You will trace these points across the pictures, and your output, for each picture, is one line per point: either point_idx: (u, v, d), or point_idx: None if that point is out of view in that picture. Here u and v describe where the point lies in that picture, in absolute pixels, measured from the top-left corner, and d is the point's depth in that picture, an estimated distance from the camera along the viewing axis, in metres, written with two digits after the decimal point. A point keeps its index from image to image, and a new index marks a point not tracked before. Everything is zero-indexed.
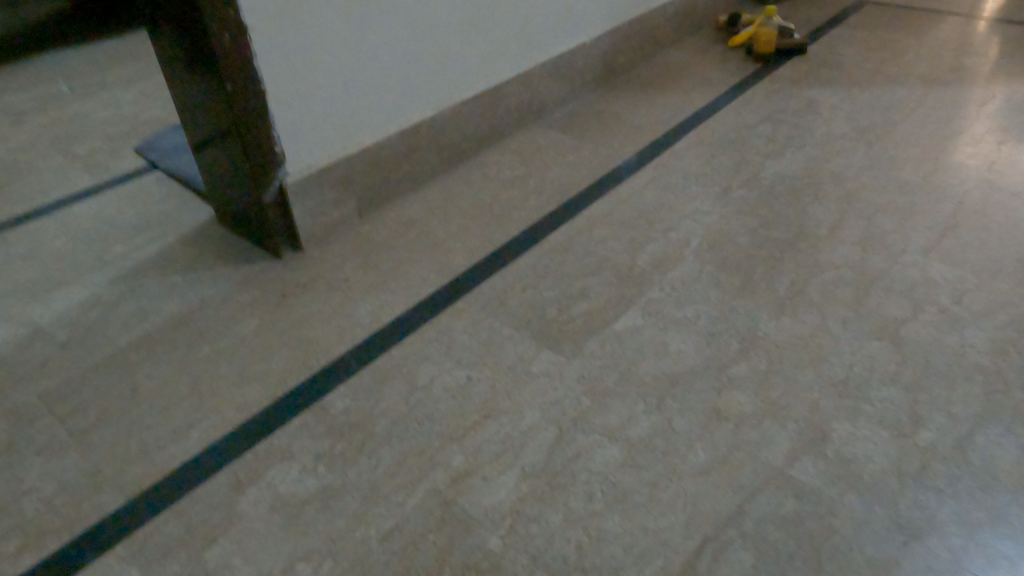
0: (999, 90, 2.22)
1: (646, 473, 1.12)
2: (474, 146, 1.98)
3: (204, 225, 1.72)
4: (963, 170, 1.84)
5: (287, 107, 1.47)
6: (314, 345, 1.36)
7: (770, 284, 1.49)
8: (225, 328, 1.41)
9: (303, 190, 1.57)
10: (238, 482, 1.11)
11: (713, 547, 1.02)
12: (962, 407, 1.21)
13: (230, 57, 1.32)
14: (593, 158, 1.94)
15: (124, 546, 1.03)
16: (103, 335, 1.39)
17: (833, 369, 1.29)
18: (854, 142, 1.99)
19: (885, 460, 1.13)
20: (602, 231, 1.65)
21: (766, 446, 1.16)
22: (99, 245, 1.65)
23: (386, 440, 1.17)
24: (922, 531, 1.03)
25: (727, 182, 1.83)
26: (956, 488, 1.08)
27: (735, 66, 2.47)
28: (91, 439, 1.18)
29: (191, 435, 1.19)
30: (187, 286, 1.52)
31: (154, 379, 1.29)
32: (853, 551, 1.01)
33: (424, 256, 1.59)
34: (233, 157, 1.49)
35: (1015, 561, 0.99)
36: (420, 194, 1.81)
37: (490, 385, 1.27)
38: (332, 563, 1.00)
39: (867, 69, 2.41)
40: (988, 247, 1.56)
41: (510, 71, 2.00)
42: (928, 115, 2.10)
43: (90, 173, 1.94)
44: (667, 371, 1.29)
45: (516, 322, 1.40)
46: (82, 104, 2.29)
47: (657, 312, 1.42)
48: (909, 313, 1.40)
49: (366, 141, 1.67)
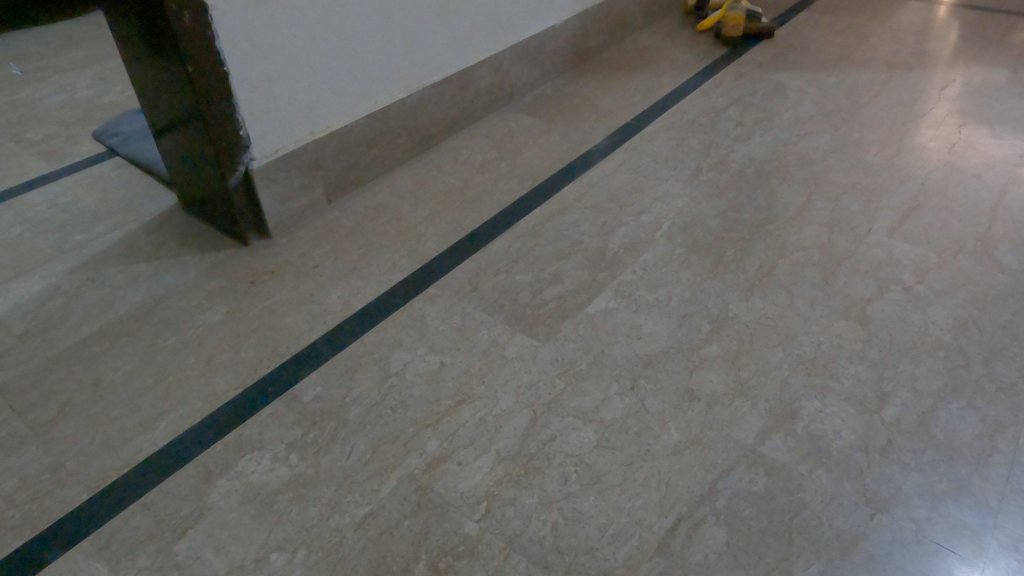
0: (961, 73, 2.25)
1: (620, 455, 1.12)
2: (446, 132, 1.96)
3: (170, 213, 1.70)
4: (925, 152, 1.86)
5: (252, 89, 1.45)
6: (285, 333, 1.35)
7: (739, 265, 1.49)
8: (193, 317, 1.39)
9: (270, 176, 1.55)
10: (209, 473, 1.11)
11: (686, 526, 1.02)
12: (925, 383, 1.22)
13: (191, 39, 1.29)
14: (566, 143, 1.94)
15: (90, 542, 1.02)
16: (64, 327, 1.37)
17: (801, 347, 1.30)
18: (822, 125, 2.01)
19: (854, 435, 1.14)
20: (574, 215, 1.65)
21: (737, 424, 1.17)
22: (64, 238, 1.61)
23: (359, 428, 1.17)
24: (889, 504, 1.04)
25: (698, 164, 1.83)
26: (921, 461, 1.10)
27: (705, 50, 2.47)
28: (53, 434, 1.17)
29: (161, 428, 1.18)
30: (154, 274, 1.50)
31: (122, 372, 1.28)
32: (821, 526, 1.02)
33: (395, 242, 1.58)
34: (196, 141, 1.47)
35: (978, 530, 1.01)
36: (393, 182, 1.79)
37: (463, 370, 1.27)
38: (307, 552, 1.00)
39: (833, 53, 2.43)
40: (949, 226, 1.59)
41: (479, 54, 1.99)
42: (893, 98, 2.12)
43: (47, 159, 1.90)
44: (639, 353, 1.29)
45: (488, 307, 1.40)
46: (42, 94, 2.23)
47: (629, 294, 1.42)
48: (874, 292, 1.41)
49: (333, 125, 1.66)
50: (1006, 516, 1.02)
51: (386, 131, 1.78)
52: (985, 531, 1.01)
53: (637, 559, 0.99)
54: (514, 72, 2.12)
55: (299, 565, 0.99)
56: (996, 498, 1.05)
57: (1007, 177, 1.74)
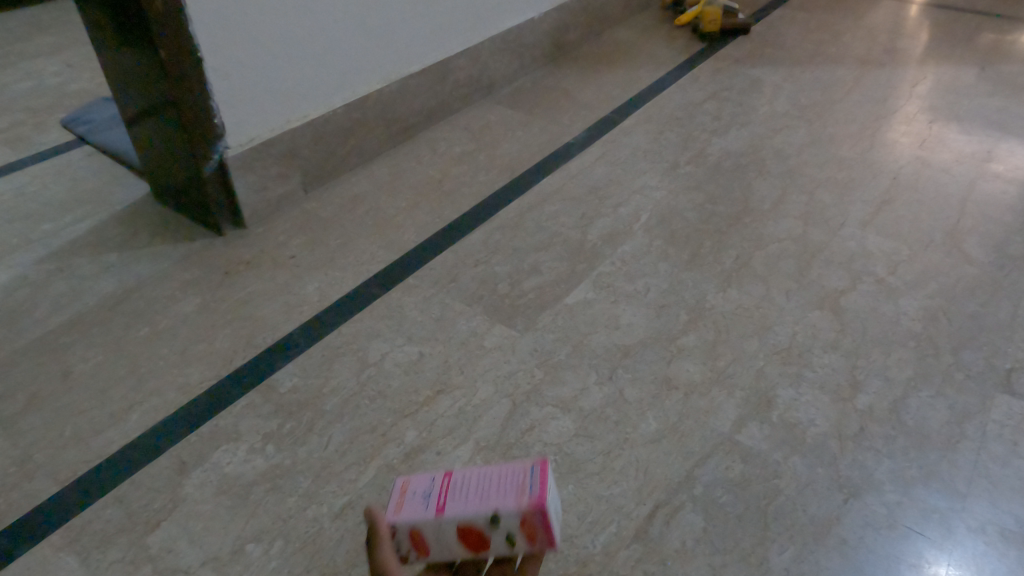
0: (931, 71, 2.30)
1: (599, 443, 1.13)
2: (425, 123, 1.95)
3: (143, 202, 1.67)
4: (897, 147, 1.89)
5: (228, 76, 1.43)
6: (260, 324, 1.33)
7: (716, 257, 1.51)
8: (167, 307, 1.37)
9: (245, 165, 1.53)
10: (184, 464, 1.09)
11: (664, 512, 1.03)
12: (896, 371, 1.25)
13: (165, 23, 1.27)
14: (545, 136, 1.93)
15: (60, 535, 0.99)
16: (32, 318, 1.34)
17: (777, 337, 1.32)
18: (798, 119, 2.03)
19: (827, 422, 1.16)
20: (553, 207, 1.65)
21: (713, 413, 1.18)
22: (32, 227, 1.57)
23: (337, 418, 1.16)
24: (861, 489, 1.06)
25: (676, 158, 1.84)
26: (892, 448, 1.12)
27: (683, 45, 2.48)
28: (21, 427, 1.14)
29: (133, 419, 1.15)
30: (126, 264, 1.47)
31: (93, 363, 1.25)
32: (796, 511, 1.04)
33: (373, 232, 1.57)
34: (170, 130, 1.45)
35: (946, 513, 1.03)
36: (371, 172, 1.78)
37: (442, 361, 1.26)
38: (283, 543, 0.99)
39: (809, 49, 2.46)
40: (919, 220, 1.62)
41: (457, 46, 1.98)
42: (865, 94, 2.16)
43: (13, 148, 1.85)
44: (618, 343, 1.30)
45: (467, 298, 1.40)
46: (7, 80, 2.17)
47: (608, 285, 1.43)
48: (847, 283, 1.44)
49: (310, 114, 1.64)
50: (973, 499, 1.05)
51: (364, 120, 1.77)
52: (953, 514, 1.03)
53: (615, 545, 0.99)
54: (493, 64, 2.12)
55: (275, 556, 0.97)
56: (964, 482, 1.07)
57: (974, 173, 1.77)
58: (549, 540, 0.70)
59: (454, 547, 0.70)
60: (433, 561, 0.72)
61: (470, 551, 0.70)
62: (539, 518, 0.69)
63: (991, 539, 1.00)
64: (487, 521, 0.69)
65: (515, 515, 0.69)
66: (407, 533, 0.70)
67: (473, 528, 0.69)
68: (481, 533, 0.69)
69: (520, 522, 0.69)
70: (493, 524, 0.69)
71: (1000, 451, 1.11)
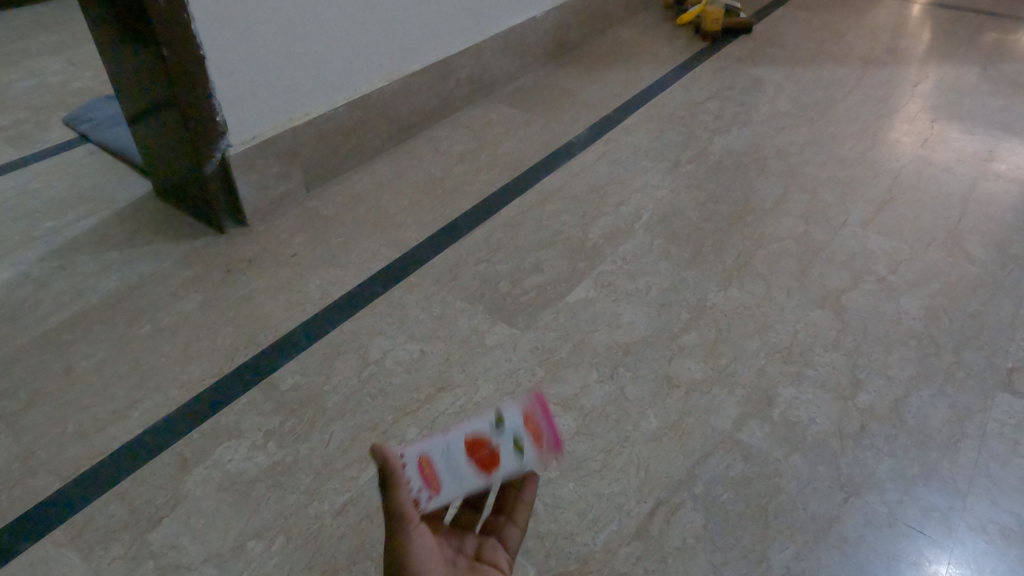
0: (933, 70, 2.29)
1: (600, 441, 1.13)
2: (427, 122, 1.95)
3: (145, 200, 1.67)
4: (899, 146, 1.89)
5: (230, 74, 1.43)
6: (262, 322, 1.33)
7: (717, 256, 1.51)
8: (169, 304, 1.37)
9: (247, 163, 1.53)
10: (185, 461, 1.09)
11: (664, 510, 1.03)
12: (897, 370, 1.25)
13: (168, 22, 1.27)
14: (546, 134, 1.94)
15: (62, 531, 1.00)
16: (35, 315, 1.34)
17: (777, 335, 1.32)
18: (799, 119, 2.03)
19: (828, 421, 1.16)
20: (554, 205, 1.65)
21: (714, 411, 1.18)
22: (34, 225, 1.58)
23: (338, 415, 1.16)
24: (862, 488, 1.06)
25: (678, 156, 1.84)
26: (893, 447, 1.12)
27: (684, 44, 2.48)
28: (23, 423, 1.14)
29: (135, 416, 1.16)
30: (128, 261, 1.48)
31: (95, 360, 1.25)
32: (796, 509, 1.04)
33: (374, 230, 1.57)
34: (172, 128, 1.45)
35: (947, 512, 1.03)
36: (372, 171, 1.78)
37: (443, 359, 1.26)
38: (285, 539, 0.99)
39: (810, 49, 2.46)
40: (921, 219, 1.62)
41: (458, 45, 1.98)
42: (867, 94, 2.16)
43: (16, 146, 1.86)
44: (619, 342, 1.30)
45: (469, 296, 1.40)
46: (9, 78, 2.17)
47: (609, 284, 1.43)
48: (849, 282, 1.44)
49: (312, 112, 1.64)
50: (974, 498, 1.05)
51: (366, 118, 1.77)
52: (954, 513, 1.03)
53: (616, 543, 0.99)
54: (494, 63, 2.12)
55: (277, 552, 0.98)
56: (965, 481, 1.07)
57: (976, 172, 1.77)
58: (553, 440, 0.80)
59: (467, 461, 0.77)
60: (447, 498, 0.75)
61: (481, 468, 0.77)
62: (535, 414, 0.81)
63: (991, 537, 1.00)
64: (491, 426, 0.79)
65: (516, 417, 0.80)
66: (419, 462, 0.76)
67: (480, 438, 0.78)
68: (489, 441, 0.78)
69: (521, 423, 0.80)
70: (497, 428, 0.79)
71: (1001, 449, 1.12)
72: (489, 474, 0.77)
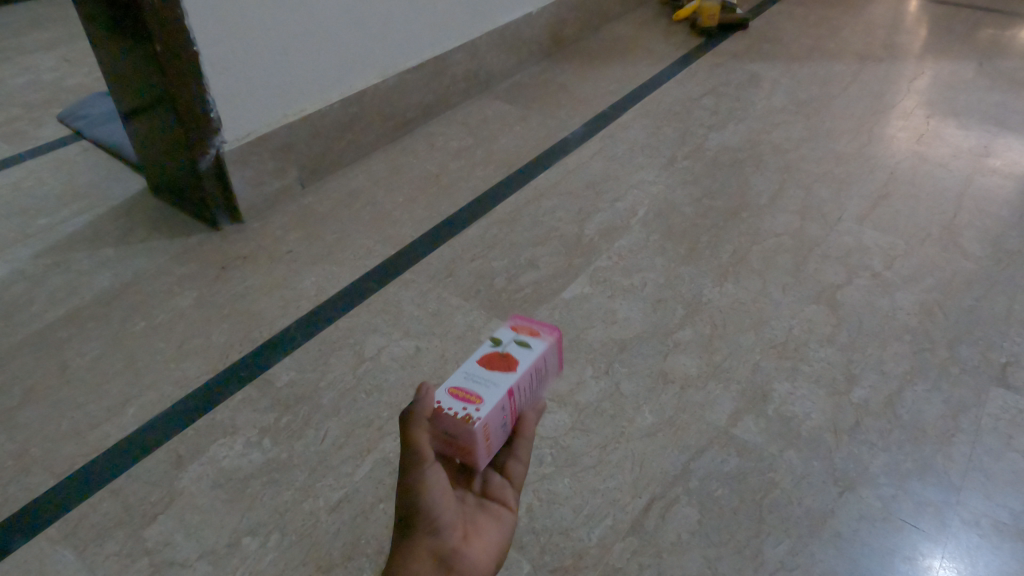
0: (930, 66, 2.29)
1: (595, 437, 1.13)
2: (422, 118, 1.95)
3: (140, 196, 1.66)
4: (895, 142, 1.89)
5: (225, 71, 1.43)
6: (257, 318, 1.33)
7: (713, 252, 1.51)
8: (164, 301, 1.37)
9: (242, 160, 1.52)
10: (181, 458, 1.09)
11: (659, 505, 1.03)
12: (892, 365, 1.25)
13: (161, 19, 1.27)
14: (542, 131, 1.93)
15: (57, 528, 1.00)
16: (29, 312, 1.34)
17: (772, 331, 1.32)
18: (796, 114, 2.03)
19: (823, 415, 1.17)
20: (550, 201, 1.65)
21: (709, 407, 1.18)
22: (28, 222, 1.57)
23: (334, 412, 1.16)
24: (856, 483, 1.07)
25: (673, 152, 1.84)
26: (887, 441, 1.12)
27: (680, 40, 2.48)
28: (18, 421, 1.14)
29: (130, 413, 1.15)
30: (123, 258, 1.47)
31: (90, 357, 1.25)
32: (791, 504, 1.04)
33: (369, 227, 1.57)
34: (167, 124, 1.45)
35: (941, 506, 1.03)
36: (368, 167, 1.78)
37: (438, 355, 1.26)
38: (280, 535, 0.99)
39: (807, 45, 2.46)
40: (916, 215, 1.62)
41: (454, 41, 1.98)
42: (863, 89, 2.16)
43: (10, 143, 1.85)
44: (615, 337, 1.30)
45: (464, 292, 1.40)
46: (3, 75, 2.16)
47: (604, 280, 1.43)
48: (844, 278, 1.44)
49: (307, 109, 1.64)
50: (968, 492, 1.05)
51: (361, 115, 1.76)
52: (948, 507, 1.03)
53: (611, 538, 1.00)
54: (490, 59, 2.11)
55: (272, 548, 0.98)
56: (958, 475, 1.07)
57: (972, 168, 1.77)
58: (546, 330, 0.87)
59: (491, 372, 0.80)
60: (491, 408, 0.76)
61: (505, 370, 0.81)
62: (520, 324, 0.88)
63: (984, 531, 1.00)
64: (493, 343, 0.84)
65: (507, 331, 0.86)
66: (449, 392, 0.77)
67: (489, 355, 0.83)
68: (498, 353, 0.83)
69: (513, 332, 0.86)
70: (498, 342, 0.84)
71: (994, 444, 1.12)
72: (512, 369, 0.81)
